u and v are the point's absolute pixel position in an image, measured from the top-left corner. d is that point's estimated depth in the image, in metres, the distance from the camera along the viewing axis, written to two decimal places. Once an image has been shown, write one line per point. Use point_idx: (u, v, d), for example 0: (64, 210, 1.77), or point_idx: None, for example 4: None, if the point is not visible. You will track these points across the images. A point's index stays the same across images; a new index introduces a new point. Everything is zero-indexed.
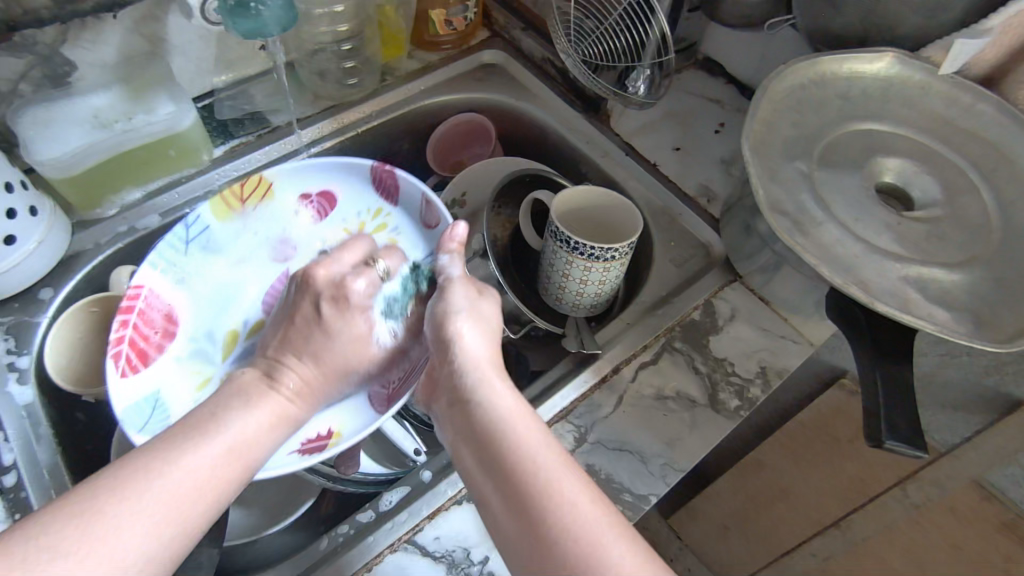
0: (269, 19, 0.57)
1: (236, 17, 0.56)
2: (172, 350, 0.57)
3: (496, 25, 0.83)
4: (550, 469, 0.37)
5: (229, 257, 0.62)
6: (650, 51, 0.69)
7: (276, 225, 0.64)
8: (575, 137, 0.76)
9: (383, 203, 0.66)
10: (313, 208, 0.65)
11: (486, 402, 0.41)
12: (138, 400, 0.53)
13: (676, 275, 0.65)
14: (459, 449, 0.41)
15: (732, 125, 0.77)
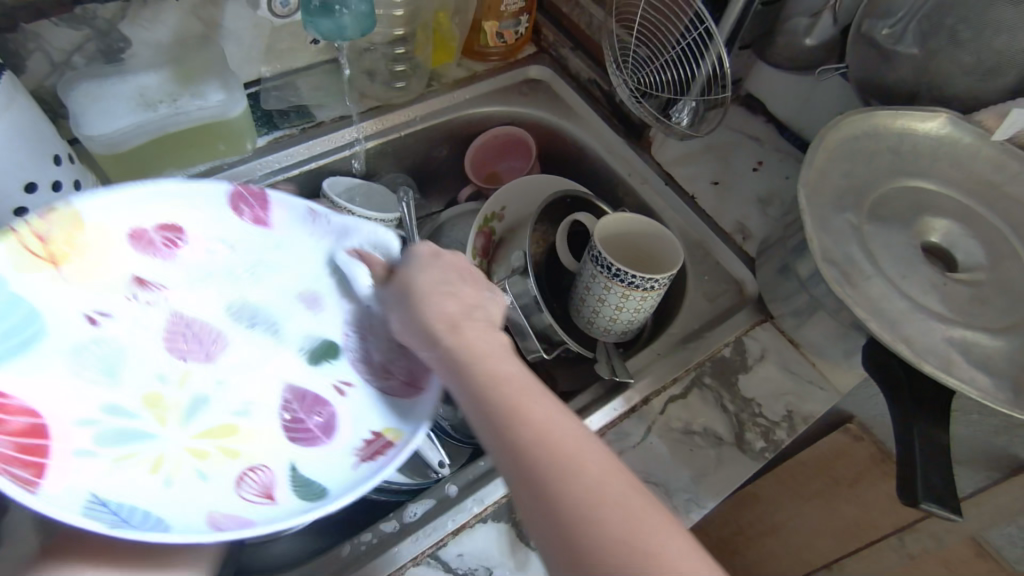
0: (349, 22, 0.57)
1: (318, 18, 0.57)
2: (66, 447, 0.41)
3: (544, 42, 0.83)
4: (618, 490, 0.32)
5: (78, 328, 0.45)
6: (699, 86, 0.69)
7: (119, 271, 0.46)
8: (615, 162, 0.76)
9: (251, 219, 0.47)
10: (149, 245, 0.46)
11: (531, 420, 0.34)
12: (81, 505, 0.37)
13: (708, 310, 0.66)
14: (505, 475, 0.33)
15: (771, 164, 0.78)
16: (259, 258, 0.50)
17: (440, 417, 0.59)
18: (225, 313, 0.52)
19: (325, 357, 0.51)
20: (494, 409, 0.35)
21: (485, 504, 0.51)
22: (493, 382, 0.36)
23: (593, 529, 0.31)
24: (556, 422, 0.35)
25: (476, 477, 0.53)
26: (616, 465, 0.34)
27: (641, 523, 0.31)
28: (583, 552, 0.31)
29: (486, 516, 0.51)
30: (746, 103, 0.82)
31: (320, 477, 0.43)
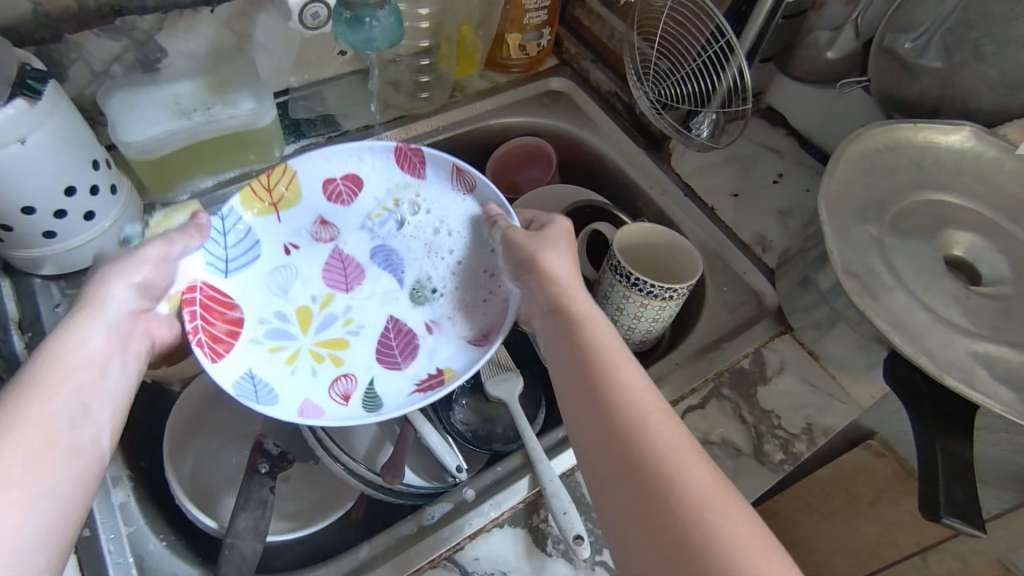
0: (378, 33, 0.59)
1: (350, 29, 0.58)
2: (244, 334, 0.52)
3: (566, 54, 0.85)
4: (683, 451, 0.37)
5: (272, 245, 0.56)
6: (719, 99, 0.69)
7: (308, 210, 0.58)
8: (636, 173, 0.77)
9: (410, 175, 0.59)
10: (334, 192, 0.58)
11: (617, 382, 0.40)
12: (238, 378, 0.49)
13: (727, 320, 0.66)
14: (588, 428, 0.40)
15: (792, 177, 0.78)
16: (409, 207, 0.59)
17: (458, 422, 0.60)
18: (367, 252, 0.59)
19: (425, 302, 0.58)
20: (580, 358, 0.43)
21: (502, 509, 0.51)
22: (586, 339, 0.44)
23: (635, 461, 0.37)
24: (631, 377, 0.41)
25: (493, 482, 0.53)
26: (679, 427, 0.38)
27: (682, 466, 0.36)
28: (623, 478, 0.36)
29: (503, 520, 0.51)
30: (768, 115, 0.83)
31: (382, 394, 0.52)
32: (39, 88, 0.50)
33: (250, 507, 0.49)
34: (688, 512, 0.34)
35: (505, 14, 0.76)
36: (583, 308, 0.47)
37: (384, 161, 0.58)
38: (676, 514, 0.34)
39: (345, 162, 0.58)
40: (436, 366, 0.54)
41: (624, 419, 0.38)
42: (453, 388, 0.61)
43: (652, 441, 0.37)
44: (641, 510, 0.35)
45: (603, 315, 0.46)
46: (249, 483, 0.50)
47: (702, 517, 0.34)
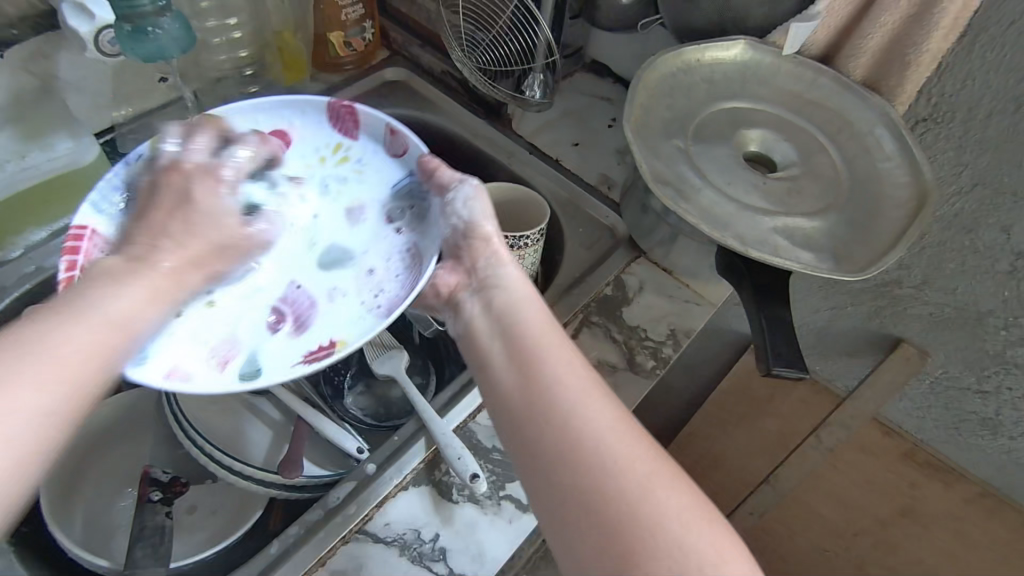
0: (167, 44, 0.58)
1: (134, 43, 0.57)
2: None
3: (394, 44, 0.87)
4: (647, 479, 0.36)
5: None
6: (541, 55, 0.73)
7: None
8: (482, 142, 0.80)
9: (342, 137, 0.61)
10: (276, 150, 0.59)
11: (574, 413, 0.38)
12: None
13: (588, 257, 0.70)
14: (541, 463, 0.38)
15: (623, 119, 0.84)
16: (338, 170, 0.61)
17: (354, 410, 0.61)
18: (292, 213, 0.59)
19: (339, 263, 0.57)
20: (514, 349, 0.42)
21: (404, 472, 0.53)
22: (520, 329, 0.43)
23: (577, 457, 0.37)
24: (567, 363, 0.41)
25: (393, 449, 0.54)
26: (644, 438, 0.38)
27: (653, 491, 0.36)
28: (567, 473, 0.37)
29: (407, 483, 0.53)
30: (593, 69, 0.89)
31: (264, 367, 0.50)
32: None
33: (147, 534, 0.49)
34: (645, 538, 0.35)
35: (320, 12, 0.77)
36: (509, 284, 0.47)
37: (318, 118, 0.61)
38: (623, 502, 0.35)
39: (276, 118, 0.60)
40: (333, 337, 0.52)
41: (565, 413, 0.38)
42: (345, 382, 0.63)
43: (597, 431, 0.37)
44: (586, 502, 0.36)
45: (545, 309, 0.46)
46: (144, 511, 0.51)
47: (641, 503, 0.35)
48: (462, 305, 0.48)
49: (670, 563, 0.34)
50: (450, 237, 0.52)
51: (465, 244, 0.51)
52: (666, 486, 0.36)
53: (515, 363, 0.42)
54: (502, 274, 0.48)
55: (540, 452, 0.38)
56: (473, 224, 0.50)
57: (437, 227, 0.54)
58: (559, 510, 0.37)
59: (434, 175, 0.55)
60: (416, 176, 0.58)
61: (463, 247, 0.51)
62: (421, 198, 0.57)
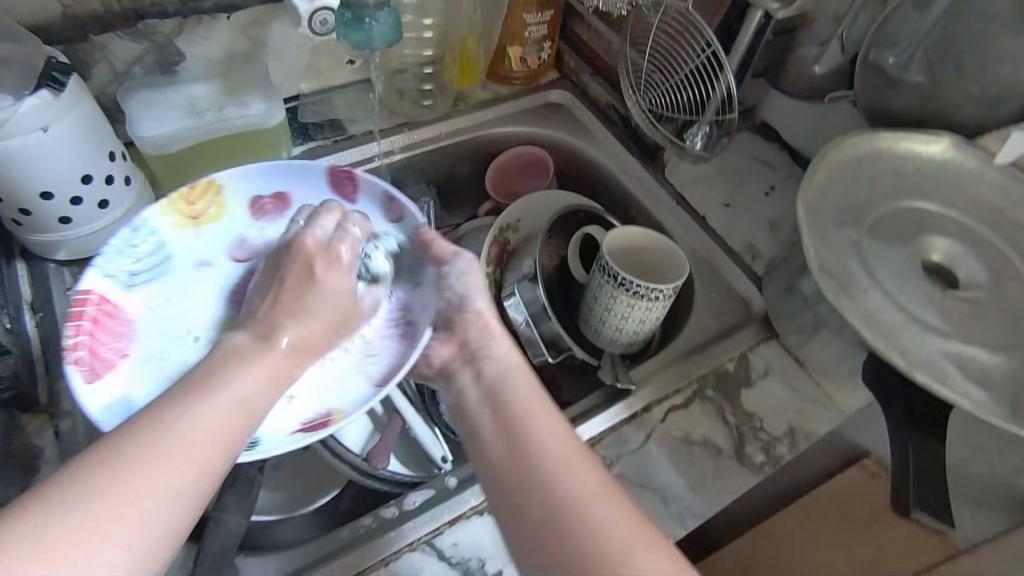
0: (376, 32, 0.62)
1: (348, 29, 0.61)
2: (135, 354, 0.53)
3: (566, 68, 0.87)
4: (598, 519, 0.38)
5: (184, 259, 0.58)
6: (713, 108, 0.70)
7: (228, 228, 0.60)
8: (630, 183, 0.79)
9: (340, 200, 0.62)
10: (266, 214, 0.61)
11: (537, 460, 0.42)
12: (114, 399, 0.49)
13: (715, 325, 0.67)
14: (507, 510, 0.41)
15: (783, 189, 0.79)
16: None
17: (447, 416, 0.61)
18: None
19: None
20: (499, 417, 0.45)
21: (481, 497, 0.53)
22: (506, 397, 0.46)
23: (549, 517, 0.39)
24: (551, 430, 0.43)
25: (475, 470, 0.55)
26: (599, 477, 0.41)
27: (600, 531, 0.38)
28: (543, 533, 0.39)
29: (482, 508, 0.53)
30: (762, 130, 0.84)
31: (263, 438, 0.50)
32: (62, 80, 0.53)
33: (239, 481, 0.50)
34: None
35: (506, 25, 0.79)
36: (501, 356, 0.50)
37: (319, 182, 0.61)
38: (593, 553, 0.37)
39: (277, 182, 0.61)
40: (330, 406, 0.53)
41: (545, 480, 0.40)
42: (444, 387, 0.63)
43: (571, 490, 0.40)
44: (563, 559, 0.38)
45: (522, 364, 0.49)
46: (242, 458, 0.51)
47: (611, 555, 0.37)
48: (455, 374, 0.51)
49: None
50: (443, 308, 0.54)
51: (457, 318, 0.53)
52: (631, 538, 0.38)
53: (503, 434, 0.44)
54: (493, 339, 0.51)
55: (508, 498, 0.41)
56: (467, 300, 0.54)
57: (428, 295, 0.56)
58: (540, 569, 0.38)
59: (429, 247, 0.57)
60: (411, 245, 0.59)
61: (457, 325, 0.53)
62: (418, 269, 0.58)
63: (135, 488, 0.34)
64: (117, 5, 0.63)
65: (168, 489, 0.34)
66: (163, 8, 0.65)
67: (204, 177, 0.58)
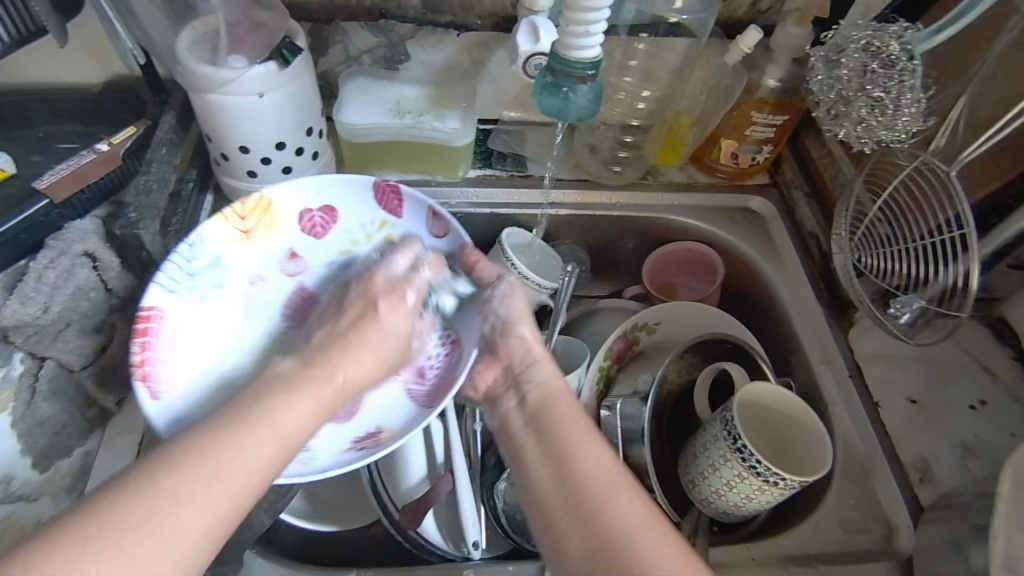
0: (573, 105, 0.54)
1: (545, 93, 0.54)
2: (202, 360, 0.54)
3: (780, 177, 0.78)
4: (641, 540, 0.38)
5: (241, 271, 0.58)
6: (931, 292, 0.58)
7: (282, 240, 0.60)
8: (802, 328, 0.68)
9: (387, 215, 0.61)
10: (313, 225, 0.61)
11: (584, 475, 0.42)
12: (177, 403, 0.51)
13: (838, 541, 0.55)
14: (552, 529, 0.41)
15: (997, 410, 0.63)
16: (378, 251, 0.62)
17: (496, 498, 0.56)
18: (331, 288, 0.61)
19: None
20: (545, 443, 0.45)
21: None
22: (549, 419, 0.47)
23: (594, 535, 0.39)
24: (593, 455, 0.43)
25: None
26: (643, 501, 0.40)
27: (645, 548, 0.38)
28: (589, 553, 0.39)
29: None
30: (995, 328, 0.68)
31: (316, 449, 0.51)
32: (290, 59, 0.57)
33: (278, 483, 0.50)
34: None
35: (731, 116, 0.71)
36: (545, 383, 0.51)
37: (364, 194, 0.61)
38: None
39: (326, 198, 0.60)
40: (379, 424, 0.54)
41: (586, 503, 0.40)
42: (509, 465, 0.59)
43: (612, 514, 0.39)
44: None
45: (567, 388, 0.51)
46: None
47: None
48: (500, 399, 0.52)
49: None
50: (487, 332, 0.56)
51: (500, 342, 0.55)
52: (676, 564, 0.37)
53: (546, 455, 0.44)
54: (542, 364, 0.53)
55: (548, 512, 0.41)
56: (509, 325, 0.55)
57: (467, 315, 0.57)
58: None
59: (474, 268, 0.58)
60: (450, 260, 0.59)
61: (502, 350, 0.55)
62: (459, 287, 0.59)
63: (151, 532, 0.33)
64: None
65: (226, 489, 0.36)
66: (405, 12, 0.67)
67: (256, 194, 0.57)
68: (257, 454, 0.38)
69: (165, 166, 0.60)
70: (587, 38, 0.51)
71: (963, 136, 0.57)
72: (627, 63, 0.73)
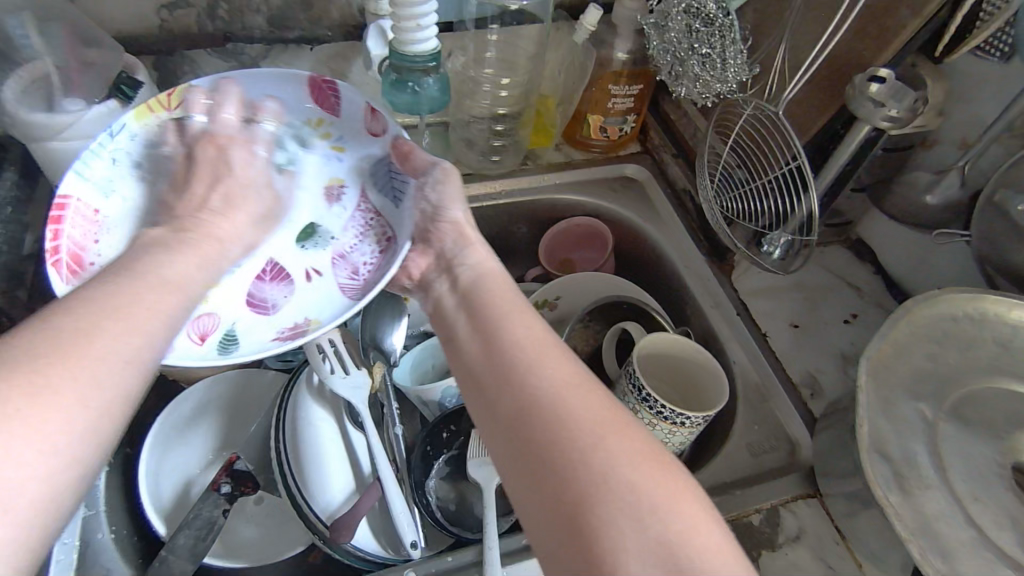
0: (423, 98, 0.56)
1: (393, 91, 0.56)
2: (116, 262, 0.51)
3: (649, 142, 0.82)
4: (559, 397, 0.35)
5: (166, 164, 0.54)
6: (792, 225, 0.63)
7: None
8: (690, 278, 0.72)
9: (325, 112, 0.57)
10: None
11: (511, 342, 0.39)
12: None
13: (749, 464, 0.59)
14: (479, 406, 0.38)
15: (867, 319, 0.69)
16: (318, 149, 0.58)
17: (429, 496, 0.57)
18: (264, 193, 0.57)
19: (318, 241, 0.57)
20: (476, 320, 0.43)
21: None
22: (483, 298, 0.44)
23: (524, 400, 0.36)
24: (521, 326, 0.41)
25: (439, 570, 0.50)
26: (573, 364, 0.38)
27: (568, 404, 0.35)
28: (513, 418, 0.36)
29: None
30: (855, 248, 0.75)
31: (245, 338, 0.51)
32: (131, 93, 0.55)
33: (196, 524, 0.49)
34: (566, 453, 0.33)
35: (590, 92, 0.74)
36: (477, 265, 0.48)
37: (298, 92, 0.56)
38: (564, 439, 0.33)
39: (258, 94, 0.56)
40: (308, 316, 0.53)
41: (515, 368, 0.38)
42: (436, 461, 0.59)
43: (538, 376, 0.37)
44: (530, 440, 0.34)
45: (501, 271, 0.48)
46: (204, 501, 0.50)
47: (582, 440, 0.33)
48: (433, 284, 0.50)
49: (590, 480, 0.32)
50: (420, 220, 0.53)
51: (432, 228, 0.53)
52: (608, 428, 0.34)
53: (477, 332, 0.42)
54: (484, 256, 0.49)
55: (480, 384, 0.39)
56: (440, 210, 0.52)
57: (405, 207, 0.55)
58: (515, 461, 0.35)
59: (406, 161, 0.55)
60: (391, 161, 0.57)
61: (433, 236, 0.53)
62: (397, 182, 0.56)
63: (50, 395, 0.29)
64: (208, 24, 0.66)
65: (132, 337, 0.34)
66: (252, 33, 0.68)
67: (183, 83, 0.52)
68: (143, 305, 0.36)
69: (13, 226, 0.55)
70: (418, 31, 0.51)
71: (784, 78, 0.63)
72: (483, 55, 0.76)
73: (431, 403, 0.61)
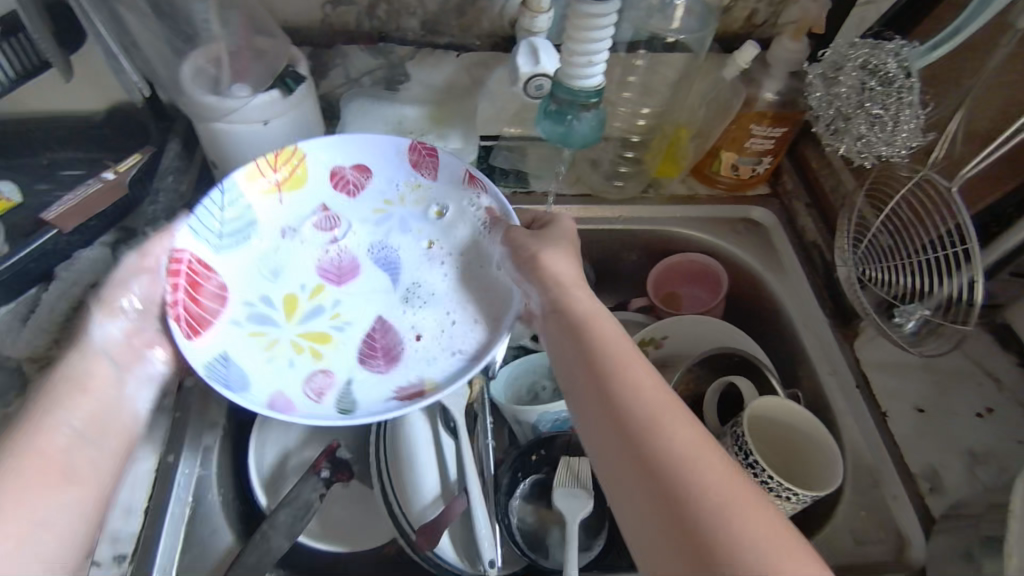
0: (577, 131, 0.60)
1: (552, 122, 0.60)
2: (228, 313, 0.55)
3: (780, 186, 0.78)
4: (689, 462, 0.38)
5: (271, 226, 0.59)
6: (935, 301, 0.58)
7: (311, 196, 0.61)
8: (808, 338, 0.68)
9: (421, 176, 0.61)
10: (344, 186, 0.61)
11: (630, 391, 0.42)
12: (206, 356, 0.51)
13: (850, 552, 0.56)
14: (605, 452, 0.42)
15: (1003, 416, 0.63)
16: (417, 209, 0.62)
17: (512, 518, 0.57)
18: (367, 251, 0.61)
19: (417, 302, 0.59)
20: (587, 364, 0.45)
21: None
22: (598, 351, 0.46)
23: (652, 449, 0.40)
24: (645, 381, 0.43)
25: None
26: (695, 426, 0.41)
27: (694, 459, 0.38)
28: (645, 471, 0.39)
29: None
30: (1000, 335, 0.68)
31: (361, 399, 0.53)
32: (293, 87, 0.58)
33: (296, 505, 0.53)
34: (708, 512, 0.36)
35: (728, 130, 0.71)
36: (581, 302, 0.50)
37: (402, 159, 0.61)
38: (700, 497, 0.37)
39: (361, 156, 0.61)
40: (423, 376, 0.55)
41: (631, 428, 0.41)
42: (522, 482, 0.59)
43: (669, 437, 0.40)
44: (664, 497, 0.38)
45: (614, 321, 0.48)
46: (305, 482, 0.54)
47: (715, 499, 0.36)
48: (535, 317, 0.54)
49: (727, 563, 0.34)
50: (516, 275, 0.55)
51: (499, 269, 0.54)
52: (748, 492, 0.37)
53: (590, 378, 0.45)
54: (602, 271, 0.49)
55: (604, 424, 0.42)
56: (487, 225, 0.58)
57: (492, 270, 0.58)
58: (649, 520, 0.38)
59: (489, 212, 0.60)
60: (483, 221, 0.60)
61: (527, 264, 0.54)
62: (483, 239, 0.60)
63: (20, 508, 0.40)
64: (366, 23, 0.70)
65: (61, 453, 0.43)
66: (404, 34, 0.71)
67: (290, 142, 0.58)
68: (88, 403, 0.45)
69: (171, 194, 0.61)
70: (590, 66, 0.55)
71: (960, 147, 0.58)
72: (626, 79, 0.74)
73: (524, 423, 0.61)
